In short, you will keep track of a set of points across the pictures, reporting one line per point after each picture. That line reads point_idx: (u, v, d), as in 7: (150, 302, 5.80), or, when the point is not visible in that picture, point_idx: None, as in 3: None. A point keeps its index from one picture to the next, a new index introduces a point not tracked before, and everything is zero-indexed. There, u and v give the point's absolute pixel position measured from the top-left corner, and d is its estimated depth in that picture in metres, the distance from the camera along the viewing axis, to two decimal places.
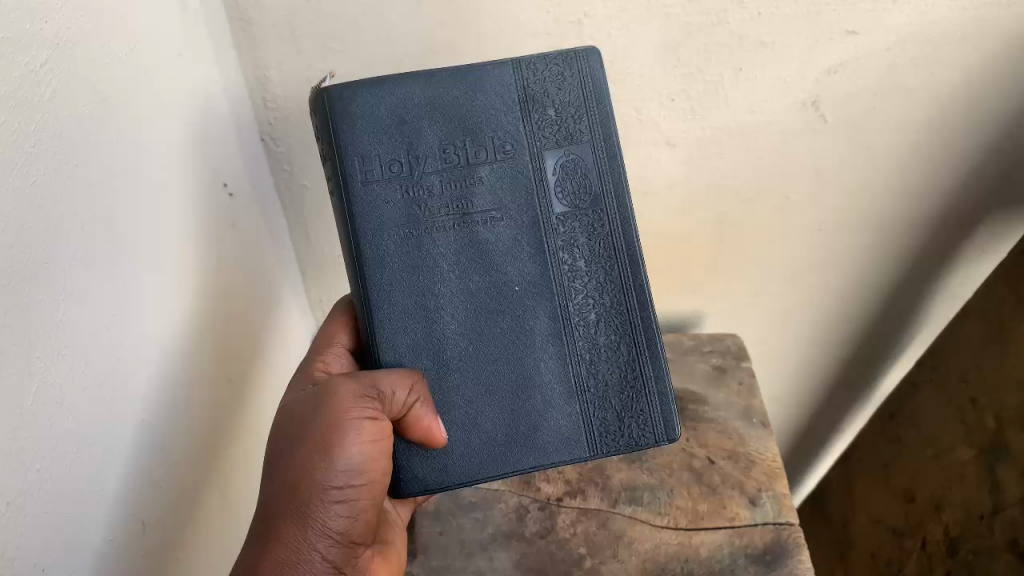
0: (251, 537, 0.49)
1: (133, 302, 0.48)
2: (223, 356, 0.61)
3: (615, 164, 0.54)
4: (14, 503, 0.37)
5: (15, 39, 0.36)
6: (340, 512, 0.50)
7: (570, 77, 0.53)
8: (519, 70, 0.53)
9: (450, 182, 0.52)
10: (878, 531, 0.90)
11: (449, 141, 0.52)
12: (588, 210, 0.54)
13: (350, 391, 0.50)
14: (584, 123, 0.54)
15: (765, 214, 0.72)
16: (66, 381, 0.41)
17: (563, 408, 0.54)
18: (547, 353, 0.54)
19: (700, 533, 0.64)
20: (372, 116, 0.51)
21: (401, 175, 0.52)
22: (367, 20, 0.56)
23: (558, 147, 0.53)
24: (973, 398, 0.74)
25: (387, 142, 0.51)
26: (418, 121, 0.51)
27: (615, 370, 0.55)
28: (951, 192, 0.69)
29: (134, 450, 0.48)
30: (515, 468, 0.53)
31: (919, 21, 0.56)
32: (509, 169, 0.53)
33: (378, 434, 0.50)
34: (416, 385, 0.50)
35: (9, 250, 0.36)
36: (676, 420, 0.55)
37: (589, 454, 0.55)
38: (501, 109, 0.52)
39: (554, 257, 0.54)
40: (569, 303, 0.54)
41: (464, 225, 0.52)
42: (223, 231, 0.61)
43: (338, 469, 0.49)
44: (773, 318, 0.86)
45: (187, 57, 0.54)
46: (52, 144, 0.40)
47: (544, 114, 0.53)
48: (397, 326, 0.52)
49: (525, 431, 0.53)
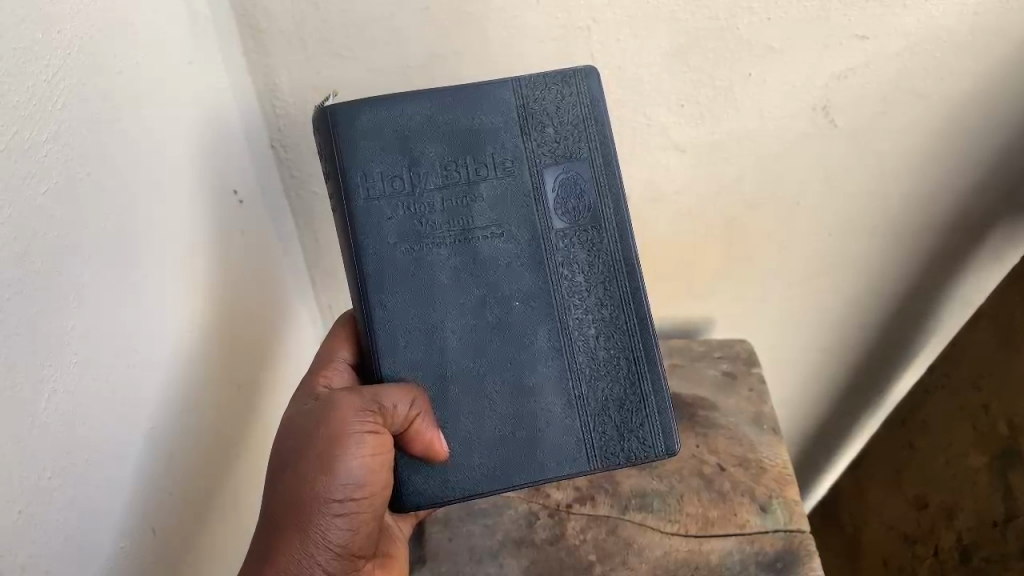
0: (254, 548, 0.50)
1: (145, 310, 0.48)
2: (231, 366, 0.61)
3: (615, 179, 0.54)
4: (27, 511, 0.37)
5: (26, 49, 0.37)
6: (341, 524, 0.50)
7: (569, 95, 0.53)
8: (519, 88, 0.53)
9: (452, 198, 0.52)
10: (889, 538, 0.90)
11: (450, 158, 0.52)
12: (587, 226, 0.54)
13: (352, 404, 0.50)
14: (583, 140, 0.54)
15: (776, 218, 0.72)
16: (79, 388, 0.41)
17: (563, 422, 0.54)
18: (547, 367, 0.54)
19: (709, 539, 0.64)
20: (374, 133, 0.51)
21: (403, 191, 0.52)
22: (374, 27, 0.56)
23: (558, 164, 0.53)
24: (986, 404, 0.73)
25: (389, 159, 0.51)
26: (419, 138, 0.52)
27: (616, 384, 0.55)
28: (964, 195, 0.69)
29: (146, 457, 0.48)
30: (516, 482, 0.53)
31: (930, 25, 0.56)
32: (509, 186, 0.53)
33: (378, 448, 0.50)
34: (417, 400, 0.51)
35: (24, 259, 0.37)
36: (677, 433, 0.55)
37: (589, 468, 0.54)
38: (502, 126, 0.52)
39: (555, 272, 0.54)
40: (570, 318, 0.54)
41: (465, 241, 0.52)
42: (233, 238, 0.61)
43: (339, 482, 0.49)
44: (783, 323, 0.85)
45: (197, 65, 0.55)
46: (65, 153, 0.40)
47: (544, 131, 0.53)
48: (399, 340, 0.52)
49: (527, 444, 0.53)
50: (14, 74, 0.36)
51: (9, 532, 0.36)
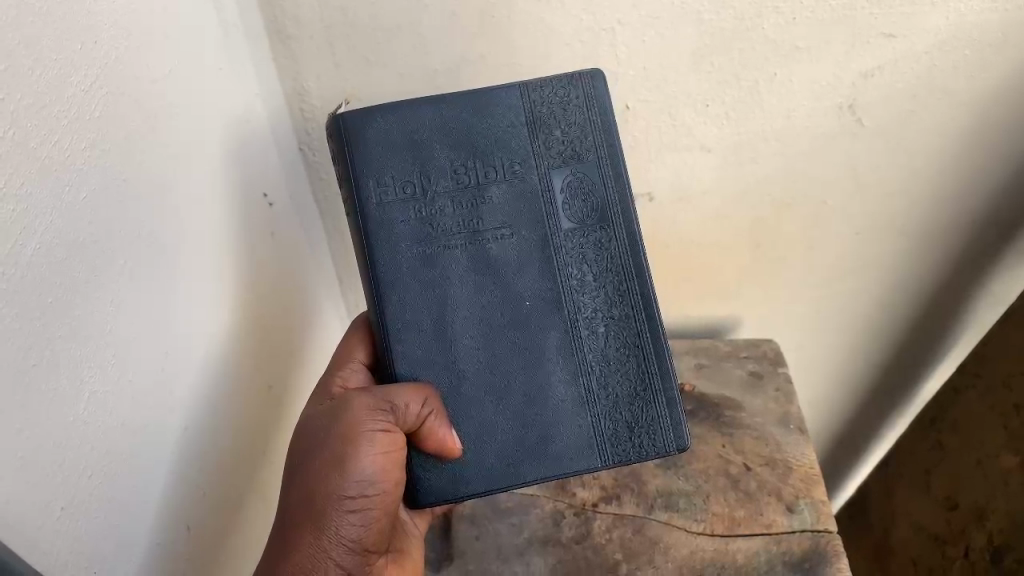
0: (270, 544, 0.51)
1: (178, 310, 0.49)
2: (263, 365, 0.62)
3: (622, 179, 0.55)
4: (68, 509, 0.38)
5: (66, 60, 0.38)
6: (353, 521, 0.51)
7: (577, 99, 0.54)
8: (527, 92, 0.54)
9: (462, 201, 0.53)
10: (919, 539, 0.89)
11: (460, 162, 0.53)
12: (596, 226, 0.55)
13: (366, 403, 0.51)
14: (591, 142, 0.54)
15: (803, 216, 0.72)
16: (116, 390, 0.42)
17: (574, 419, 0.54)
18: (558, 366, 0.54)
19: (736, 539, 0.64)
20: (386, 139, 0.52)
21: (414, 195, 0.53)
22: (401, 32, 0.57)
23: (565, 166, 0.54)
24: (1017, 404, 0.72)
25: (401, 164, 0.52)
26: (430, 143, 0.53)
27: (625, 381, 0.55)
28: (996, 192, 0.68)
29: (177, 457, 0.49)
30: (528, 479, 0.53)
31: (957, 24, 0.55)
32: (518, 188, 0.54)
33: (390, 447, 0.51)
34: (429, 398, 0.51)
35: (63, 267, 0.38)
36: (686, 427, 0.56)
37: (601, 464, 0.55)
38: (511, 131, 0.53)
39: (563, 272, 0.54)
40: (578, 316, 0.55)
41: (476, 243, 0.53)
42: (262, 238, 0.62)
43: (352, 479, 0.50)
44: (811, 321, 0.85)
45: (225, 72, 0.56)
46: (101, 162, 0.41)
47: (552, 134, 0.54)
48: (411, 342, 0.53)
49: (538, 442, 0.54)
50: (53, 85, 0.37)
51: (51, 530, 0.37)
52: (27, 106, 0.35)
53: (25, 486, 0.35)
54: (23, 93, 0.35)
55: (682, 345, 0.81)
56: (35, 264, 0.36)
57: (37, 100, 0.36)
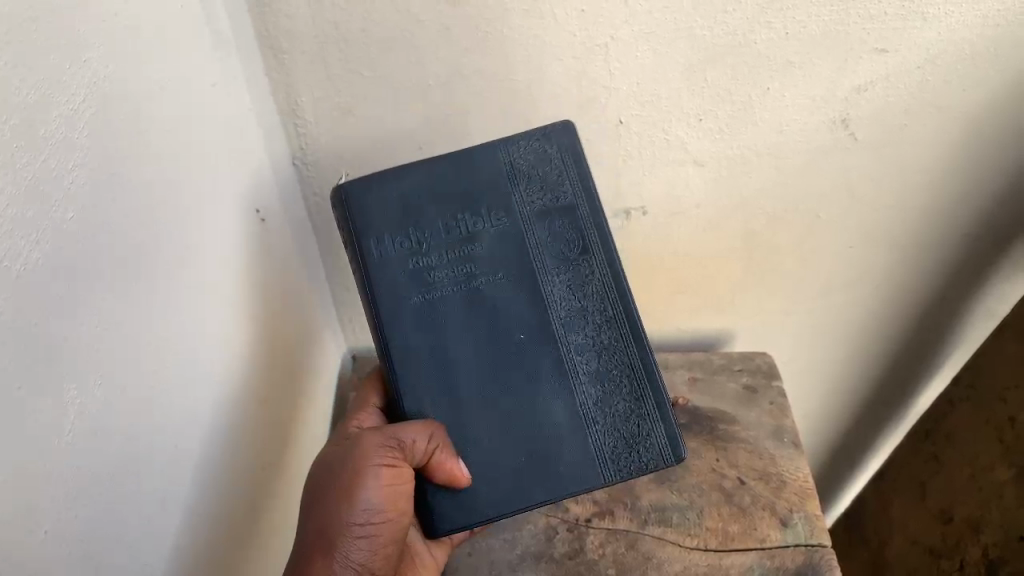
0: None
1: (174, 327, 0.49)
2: (263, 383, 0.63)
3: (599, 212, 0.56)
4: (54, 531, 0.38)
5: (54, 78, 0.38)
6: (362, 546, 0.51)
7: (551, 149, 0.55)
8: (505, 146, 0.55)
9: (454, 250, 0.54)
10: (914, 550, 0.88)
11: (448, 217, 0.54)
12: (579, 258, 0.55)
13: (375, 441, 0.51)
14: (566, 183, 0.56)
15: (798, 230, 0.72)
16: (107, 409, 0.42)
17: (574, 443, 0.54)
18: (553, 393, 0.54)
19: (731, 554, 0.64)
20: (381, 204, 0.54)
21: (409, 251, 0.54)
22: (395, 48, 0.57)
23: (546, 209, 0.55)
24: (1011, 417, 0.72)
25: (393, 223, 0.54)
26: (419, 202, 0.54)
27: (618, 399, 0.55)
28: (986, 204, 0.68)
29: (174, 476, 0.49)
30: (533, 503, 0.53)
31: (948, 38, 0.55)
32: (504, 233, 0.55)
33: (397, 480, 0.51)
34: (436, 433, 0.51)
35: (49, 288, 0.37)
36: (682, 438, 0.55)
37: (603, 482, 0.54)
38: (492, 182, 0.55)
39: (551, 306, 0.55)
40: (568, 343, 0.55)
41: (469, 286, 0.54)
42: (257, 255, 0.62)
43: (359, 508, 0.50)
44: (806, 334, 0.85)
45: (219, 88, 0.55)
46: (90, 179, 0.41)
47: (530, 181, 0.55)
48: (414, 383, 0.53)
49: (539, 468, 0.53)
50: (41, 104, 0.37)
51: (37, 554, 0.37)
52: (15, 125, 0.35)
53: (14, 509, 0.35)
54: (10, 113, 0.35)
55: (677, 358, 0.81)
56: (22, 285, 0.36)
57: (24, 120, 0.36)
